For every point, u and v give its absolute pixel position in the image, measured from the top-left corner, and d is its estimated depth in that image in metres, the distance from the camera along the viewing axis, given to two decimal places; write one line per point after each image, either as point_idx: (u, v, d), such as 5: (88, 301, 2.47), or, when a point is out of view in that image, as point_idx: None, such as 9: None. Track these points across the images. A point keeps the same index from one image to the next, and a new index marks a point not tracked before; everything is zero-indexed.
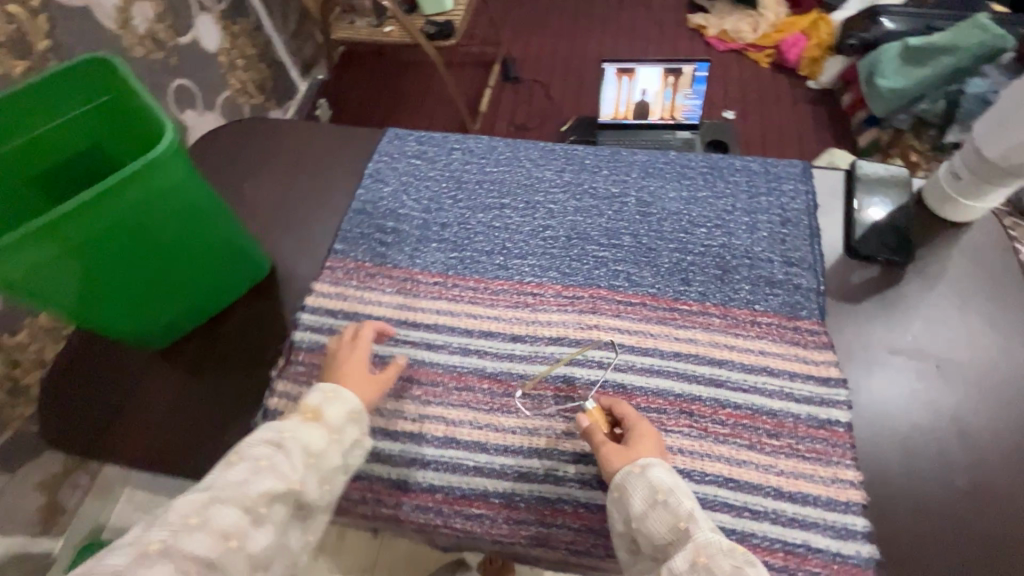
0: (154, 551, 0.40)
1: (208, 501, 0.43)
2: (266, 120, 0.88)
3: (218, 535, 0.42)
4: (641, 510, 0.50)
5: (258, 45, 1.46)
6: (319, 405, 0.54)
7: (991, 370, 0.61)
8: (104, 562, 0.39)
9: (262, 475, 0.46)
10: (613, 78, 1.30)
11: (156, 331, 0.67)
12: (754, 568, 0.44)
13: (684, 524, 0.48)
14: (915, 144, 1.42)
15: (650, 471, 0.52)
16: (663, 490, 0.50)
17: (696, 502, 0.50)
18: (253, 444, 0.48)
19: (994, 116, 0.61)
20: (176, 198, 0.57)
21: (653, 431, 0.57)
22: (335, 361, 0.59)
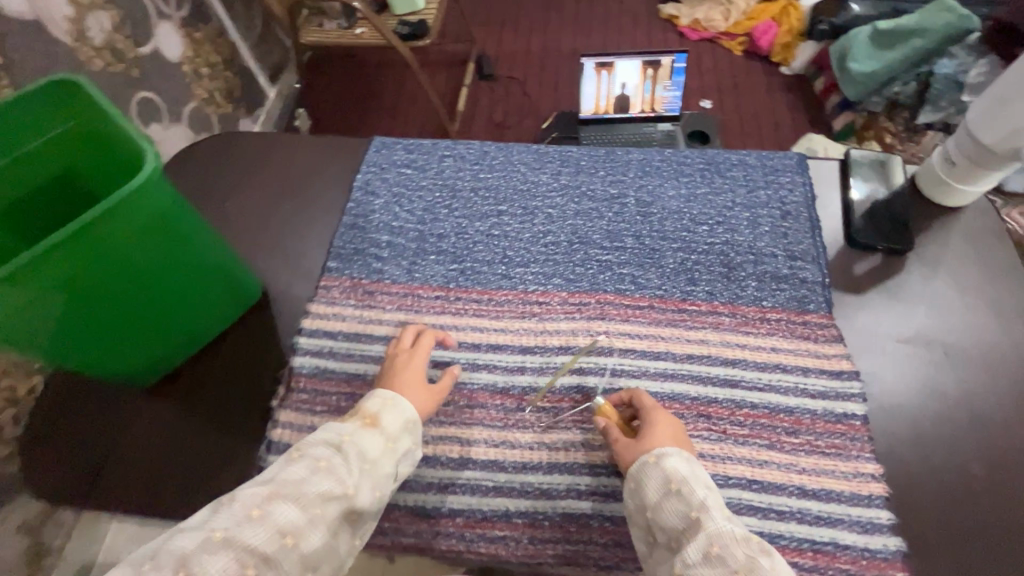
0: (217, 539, 0.40)
1: (270, 496, 0.43)
2: (244, 134, 0.84)
3: (276, 531, 0.42)
4: (655, 500, 0.50)
5: (223, 52, 1.40)
6: (376, 411, 0.53)
7: (995, 352, 0.62)
8: (172, 545, 0.40)
9: (320, 476, 0.46)
10: (593, 73, 1.27)
11: (145, 367, 0.63)
12: (767, 559, 0.44)
13: (698, 514, 0.47)
14: (889, 127, 1.41)
15: (664, 460, 0.51)
16: (677, 481, 0.50)
17: (713, 492, 0.50)
18: (313, 444, 0.48)
19: (988, 101, 0.62)
20: (159, 229, 0.54)
21: (675, 419, 0.57)
22: (391, 367, 0.60)
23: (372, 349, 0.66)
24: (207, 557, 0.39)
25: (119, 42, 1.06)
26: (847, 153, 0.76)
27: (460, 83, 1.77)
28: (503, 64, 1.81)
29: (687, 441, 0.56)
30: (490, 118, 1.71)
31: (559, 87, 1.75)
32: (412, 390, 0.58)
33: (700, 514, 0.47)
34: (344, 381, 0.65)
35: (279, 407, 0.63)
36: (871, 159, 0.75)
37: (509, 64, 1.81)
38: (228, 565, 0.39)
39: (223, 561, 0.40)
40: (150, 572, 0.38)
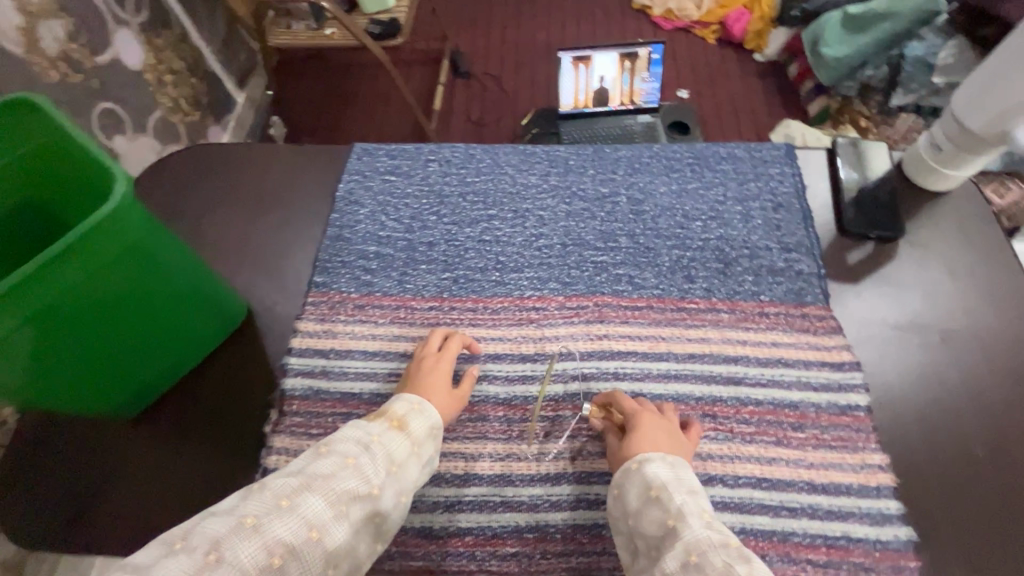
0: (248, 525, 0.40)
1: (299, 488, 0.43)
2: (217, 145, 0.80)
3: (303, 523, 0.42)
4: (635, 507, 0.49)
5: (187, 57, 1.34)
6: (404, 415, 0.53)
7: (989, 334, 0.63)
8: (203, 528, 0.40)
9: (348, 473, 0.46)
10: (570, 67, 1.28)
11: (124, 400, 0.59)
12: (745, 565, 0.42)
13: (675, 522, 0.46)
14: (863, 110, 1.42)
15: (645, 466, 0.51)
16: (656, 487, 0.49)
17: (694, 498, 0.48)
18: (344, 440, 0.48)
19: (975, 85, 0.62)
20: (133, 255, 0.51)
21: (664, 421, 0.55)
22: (418, 369, 0.59)
23: (367, 366, 0.64)
24: (235, 543, 0.39)
25: (74, 52, 1.00)
26: (834, 141, 0.76)
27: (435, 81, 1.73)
28: (477, 60, 1.78)
29: (678, 445, 0.54)
30: (468, 116, 1.68)
31: (535, 81, 1.72)
32: (437, 394, 0.57)
33: (677, 522, 0.46)
34: (339, 401, 0.62)
35: (272, 433, 0.60)
36: (859, 146, 0.74)
37: (484, 60, 1.78)
38: (256, 553, 0.39)
39: (255, 546, 0.39)
40: (181, 553, 0.38)
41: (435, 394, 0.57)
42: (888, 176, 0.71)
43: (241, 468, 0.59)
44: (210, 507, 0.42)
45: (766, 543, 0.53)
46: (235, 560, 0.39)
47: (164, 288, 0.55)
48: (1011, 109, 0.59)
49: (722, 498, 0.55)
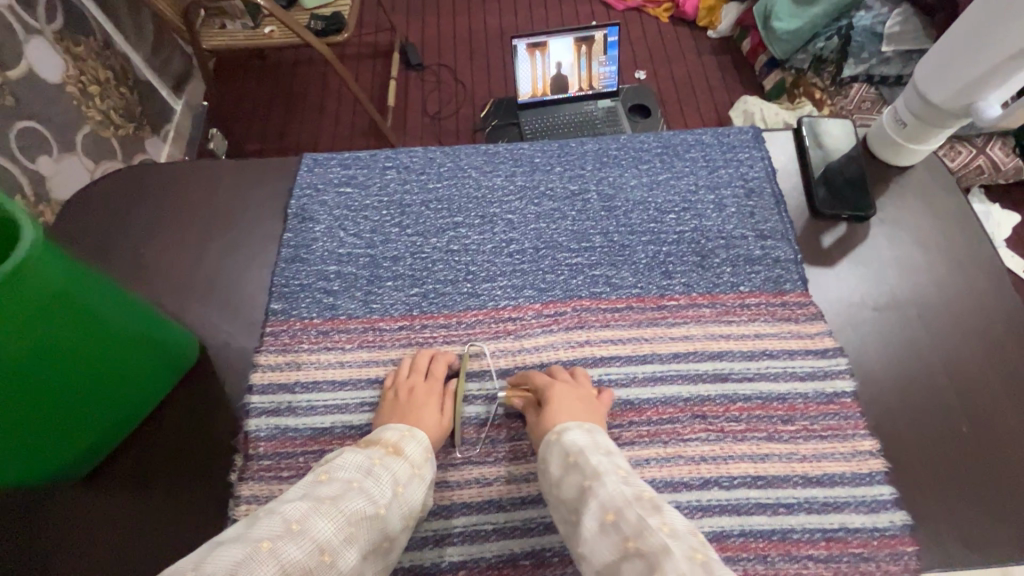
0: (264, 550, 0.38)
1: (308, 511, 0.42)
2: (149, 167, 0.73)
3: (315, 547, 0.40)
4: (557, 475, 0.49)
5: (114, 66, 1.24)
6: (397, 441, 0.52)
7: (961, 305, 0.63)
8: (216, 556, 0.37)
9: (353, 493, 0.45)
10: (526, 55, 1.20)
11: (66, 466, 0.53)
12: (658, 516, 0.42)
13: (591, 482, 0.47)
14: (817, 81, 1.42)
15: (563, 435, 0.51)
16: (574, 453, 0.49)
17: (610, 457, 0.49)
18: (343, 466, 0.48)
19: (937, 57, 0.61)
20: (57, 306, 0.45)
21: (577, 388, 0.56)
22: (409, 394, 0.56)
23: (336, 398, 0.60)
24: (254, 567, 0.37)
25: None
26: (799, 121, 0.74)
27: (387, 76, 1.66)
28: (428, 51, 1.71)
29: (590, 406, 0.55)
30: (424, 111, 1.61)
31: (490, 70, 1.67)
32: (427, 420, 0.55)
33: (592, 482, 0.46)
34: (310, 439, 0.58)
35: (239, 481, 0.56)
36: (823, 124, 0.73)
37: (435, 51, 1.71)
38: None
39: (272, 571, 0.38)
40: None
41: (425, 419, 0.55)
42: (855, 154, 0.71)
43: (208, 523, 0.54)
44: (214, 540, 0.39)
45: (766, 544, 0.52)
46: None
47: (94, 339, 0.49)
48: (973, 82, 0.58)
49: (718, 500, 0.54)
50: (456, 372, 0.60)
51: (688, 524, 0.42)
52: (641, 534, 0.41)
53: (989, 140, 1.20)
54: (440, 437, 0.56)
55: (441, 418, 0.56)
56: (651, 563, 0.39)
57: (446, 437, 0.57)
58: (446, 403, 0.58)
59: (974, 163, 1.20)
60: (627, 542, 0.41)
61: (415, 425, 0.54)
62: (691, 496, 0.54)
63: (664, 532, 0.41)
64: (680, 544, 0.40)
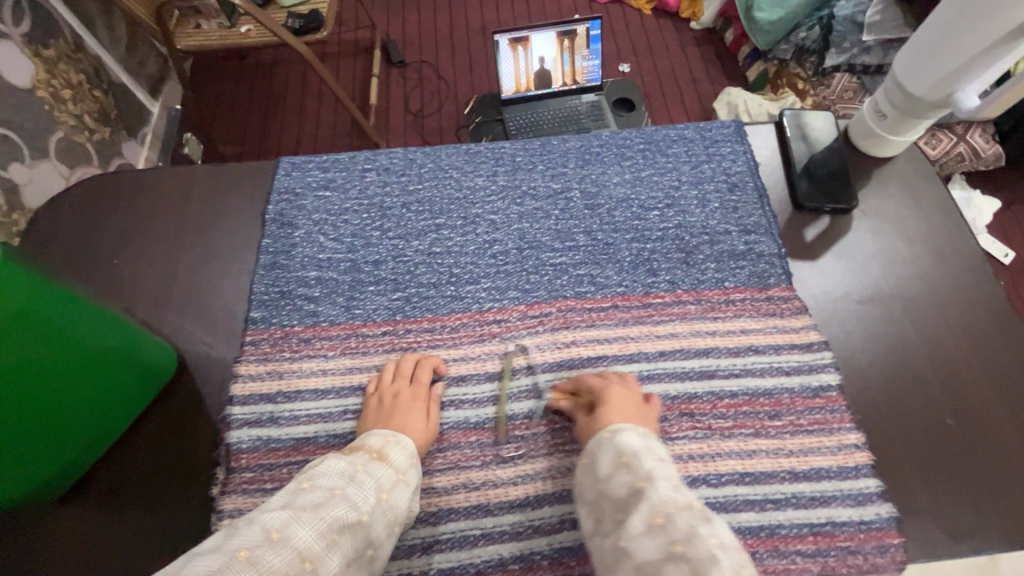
0: (242, 558, 0.38)
1: (289, 519, 0.42)
2: (121, 175, 0.71)
3: (296, 555, 0.40)
4: (606, 473, 0.48)
5: (86, 69, 1.20)
6: (381, 447, 0.51)
7: (944, 296, 0.63)
8: (193, 565, 0.37)
9: (336, 500, 0.45)
10: (508, 50, 1.18)
11: (44, 486, 0.52)
12: (708, 526, 0.40)
13: (643, 484, 0.45)
14: (799, 72, 1.41)
15: (618, 435, 0.50)
16: (628, 454, 0.48)
17: (665, 464, 0.47)
18: (326, 473, 0.47)
19: (917, 47, 0.61)
20: (22, 323, 0.44)
21: (630, 392, 0.55)
22: (393, 400, 0.55)
23: (319, 407, 0.59)
24: None
25: None
26: (781, 114, 0.74)
27: (368, 73, 1.63)
28: (410, 48, 1.68)
29: (641, 412, 0.54)
30: (407, 108, 1.59)
31: (473, 66, 1.65)
32: (413, 426, 0.55)
33: (645, 484, 0.45)
34: (293, 449, 0.57)
35: (220, 495, 0.55)
36: (805, 117, 0.73)
37: (417, 48, 1.69)
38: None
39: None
40: None
41: (412, 424, 0.55)
42: (837, 146, 0.71)
43: (191, 538, 0.53)
44: (192, 551, 0.39)
45: (754, 540, 0.52)
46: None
47: (67, 352, 0.48)
48: (952, 72, 0.58)
49: (706, 499, 0.54)
50: (441, 375, 0.59)
51: (738, 542, 0.40)
52: (689, 540, 0.39)
53: (968, 127, 1.21)
54: (428, 442, 0.56)
55: (427, 422, 0.56)
56: (697, 571, 0.37)
57: (434, 440, 0.56)
58: (431, 409, 0.57)
59: (954, 150, 1.21)
60: (674, 545, 0.39)
61: (400, 431, 0.54)
62: None
63: (713, 543, 0.39)
64: (728, 557, 0.38)
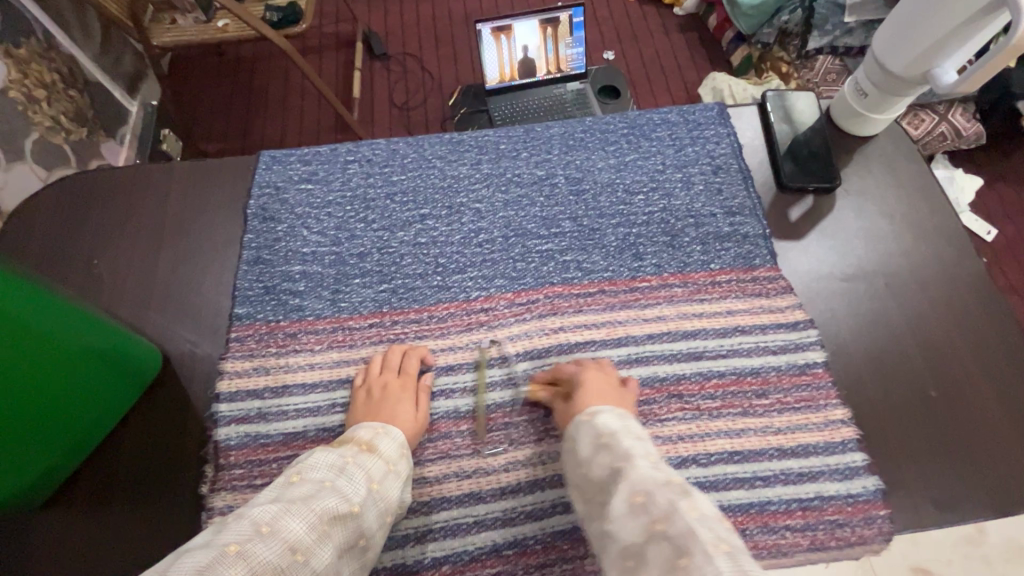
0: (232, 553, 0.38)
1: (279, 513, 0.42)
2: (97, 173, 0.70)
3: (286, 547, 0.40)
4: (586, 455, 0.48)
5: (60, 68, 1.18)
6: (370, 439, 0.51)
7: (927, 273, 0.64)
8: (182, 561, 0.37)
9: (326, 493, 0.44)
10: (491, 39, 1.17)
11: (28, 490, 0.51)
12: (686, 500, 0.39)
13: (622, 464, 0.44)
14: (782, 56, 1.41)
15: (595, 417, 0.49)
16: (606, 435, 0.48)
17: (644, 442, 0.47)
18: (316, 466, 0.47)
19: (896, 25, 0.61)
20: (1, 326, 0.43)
21: (607, 375, 0.56)
22: (382, 391, 0.55)
23: (308, 401, 0.58)
24: (221, 570, 0.36)
25: None
26: (763, 95, 0.74)
27: (350, 67, 1.61)
28: (392, 40, 1.66)
29: (619, 392, 0.54)
30: (391, 101, 1.57)
31: (457, 57, 1.63)
32: (401, 416, 0.54)
33: (624, 464, 0.44)
34: (282, 444, 0.56)
35: (211, 492, 0.54)
36: (787, 97, 0.73)
37: (400, 39, 1.66)
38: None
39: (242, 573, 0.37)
40: None
41: (401, 415, 0.54)
42: (819, 126, 0.71)
43: (183, 535, 0.53)
44: (181, 546, 0.39)
45: (744, 517, 0.53)
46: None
47: (46, 354, 0.47)
48: (930, 48, 0.58)
49: (696, 478, 0.54)
50: (428, 365, 0.59)
51: (718, 512, 0.39)
52: (670, 517, 0.38)
53: (950, 106, 1.22)
54: (417, 433, 0.55)
55: (416, 413, 0.56)
56: (680, 549, 0.36)
57: (423, 431, 0.56)
58: (419, 399, 0.57)
59: (937, 130, 1.22)
60: (655, 524, 0.38)
61: (389, 422, 0.53)
62: None
63: (693, 516, 0.38)
64: (707, 528, 0.37)
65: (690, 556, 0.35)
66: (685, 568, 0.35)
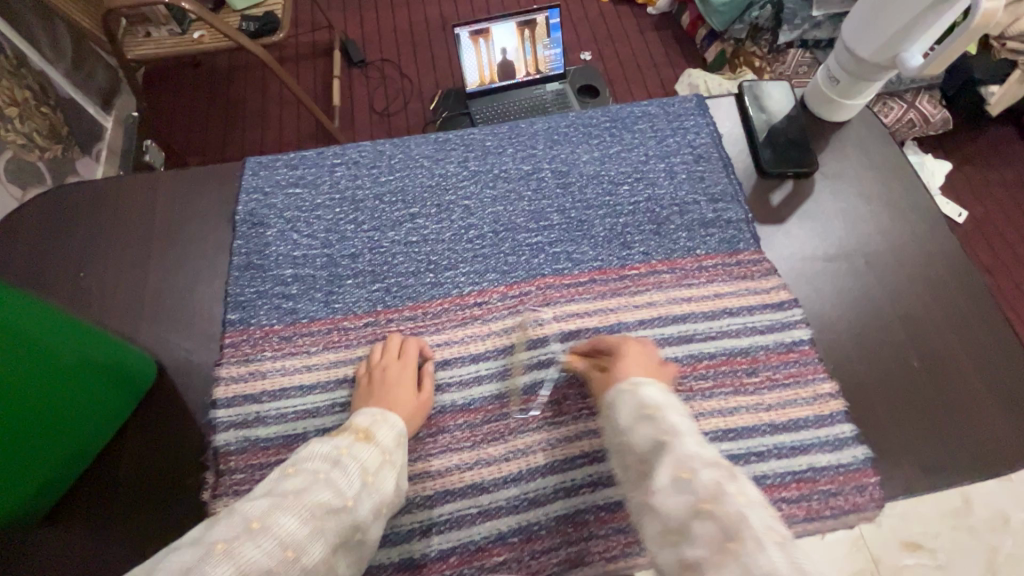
0: (219, 551, 0.37)
1: (270, 508, 0.41)
2: (83, 184, 0.69)
3: (277, 544, 0.39)
4: (626, 425, 0.46)
5: (32, 85, 1.16)
6: (369, 426, 0.51)
7: (904, 249, 0.66)
8: (168, 561, 0.37)
9: (319, 486, 0.44)
10: (470, 43, 1.17)
11: (29, 503, 0.50)
12: (735, 484, 0.38)
13: (668, 437, 0.42)
14: (756, 51, 1.44)
15: (639, 388, 0.48)
16: (650, 407, 0.46)
17: (690, 420, 0.45)
18: (309, 459, 0.47)
19: (861, 17, 0.64)
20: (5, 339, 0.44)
21: (649, 353, 0.55)
22: (383, 378, 0.56)
23: (307, 402, 0.58)
24: (207, 569, 0.36)
25: None
26: (740, 87, 0.76)
27: (330, 75, 1.61)
28: (371, 47, 1.67)
29: (660, 371, 0.53)
30: (372, 108, 1.58)
31: (436, 62, 1.64)
32: (402, 400, 0.55)
33: (670, 437, 0.42)
34: (282, 447, 0.56)
35: (212, 499, 0.54)
36: (762, 87, 0.75)
37: (378, 47, 1.67)
38: None
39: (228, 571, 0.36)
40: None
41: (402, 398, 0.55)
42: (795, 114, 0.73)
43: None
44: (171, 543, 0.39)
45: None
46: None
47: (16, 352, 0.45)
48: (892, 38, 0.61)
49: None
50: (427, 352, 0.60)
51: (762, 498, 0.38)
52: (718, 499, 0.37)
53: (916, 94, 1.26)
54: (418, 414, 0.56)
55: (419, 395, 0.57)
56: (730, 533, 0.35)
57: (424, 414, 0.57)
58: (423, 380, 0.58)
59: (905, 116, 1.26)
60: (703, 503, 0.37)
61: (389, 410, 0.54)
62: None
63: (741, 502, 0.37)
64: (757, 516, 0.36)
65: (740, 542, 0.34)
66: (736, 553, 0.34)
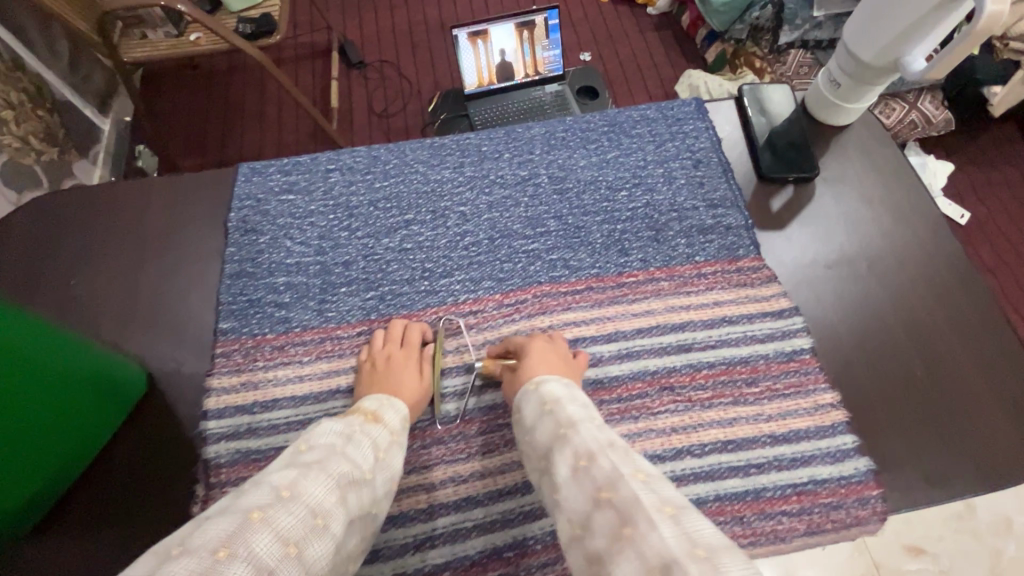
0: (257, 518, 0.35)
1: (296, 478, 0.40)
2: (74, 191, 0.68)
3: (309, 511, 0.38)
4: (531, 422, 0.48)
5: (27, 88, 1.15)
6: (376, 409, 0.51)
7: (906, 255, 0.65)
8: (204, 530, 0.34)
9: (338, 458, 0.43)
10: (468, 44, 1.16)
11: (19, 517, 0.49)
12: (630, 464, 0.39)
13: (566, 430, 0.44)
14: (756, 51, 1.43)
15: (541, 386, 0.50)
16: (550, 401, 0.47)
17: (587, 408, 0.47)
18: (320, 433, 0.45)
19: (862, 21, 0.63)
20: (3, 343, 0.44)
21: (557, 348, 0.56)
22: (387, 365, 0.56)
23: (299, 414, 0.57)
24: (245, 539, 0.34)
25: None
26: (740, 90, 0.74)
27: (327, 77, 1.60)
28: (368, 48, 1.65)
29: (566, 365, 0.55)
30: (370, 109, 1.57)
31: (434, 63, 1.63)
32: (407, 384, 0.55)
33: (568, 430, 0.44)
34: (274, 460, 0.56)
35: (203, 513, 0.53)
36: (762, 90, 0.73)
37: (376, 48, 1.66)
38: (270, 547, 0.35)
39: (267, 539, 0.35)
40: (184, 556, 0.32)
41: (406, 382, 0.55)
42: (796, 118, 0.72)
43: None
44: (200, 515, 0.36)
45: (740, 505, 0.54)
46: (250, 555, 0.33)
47: (2, 365, 0.43)
48: (893, 43, 0.60)
49: (693, 468, 0.55)
50: (429, 341, 0.60)
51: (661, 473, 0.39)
52: (614, 485, 0.38)
53: (918, 95, 1.25)
54: (421, 401, 0.56)
55: (421, 380, 0.57)
56: (624, 518, 0.35)
57: (428, 399, 0.57)
58: (425, 367, 0.58)
59: (908, 117, 1.25)
60: (600, 491, 0.38)
61: (393, 395, 0.54)
62: (667, 467, 0.55)
63: (637, 480, 0.38)
64: (650, 493, 0.37)
65: (635, 526, 0.34)
66: (630, 539, 0.34)
